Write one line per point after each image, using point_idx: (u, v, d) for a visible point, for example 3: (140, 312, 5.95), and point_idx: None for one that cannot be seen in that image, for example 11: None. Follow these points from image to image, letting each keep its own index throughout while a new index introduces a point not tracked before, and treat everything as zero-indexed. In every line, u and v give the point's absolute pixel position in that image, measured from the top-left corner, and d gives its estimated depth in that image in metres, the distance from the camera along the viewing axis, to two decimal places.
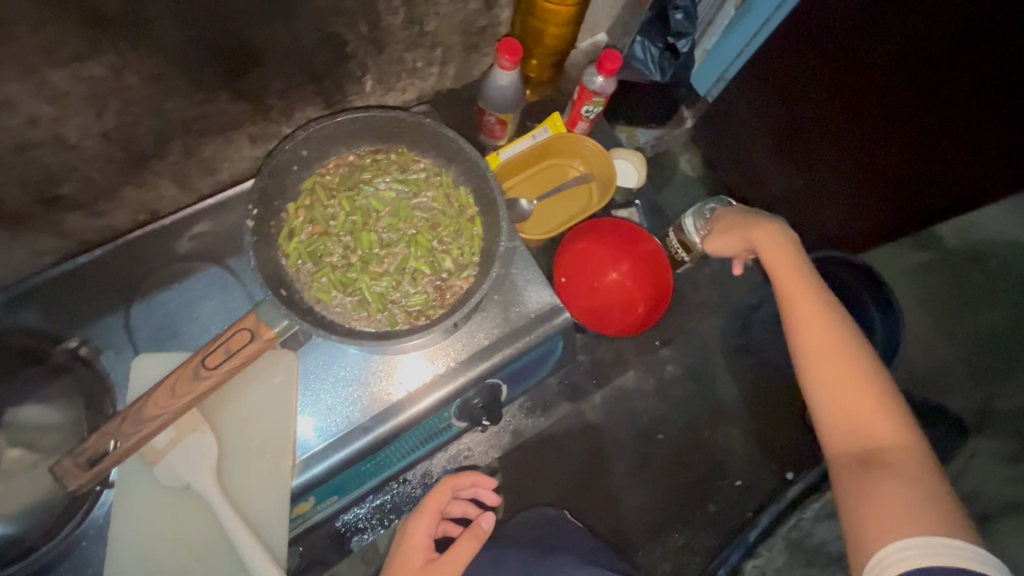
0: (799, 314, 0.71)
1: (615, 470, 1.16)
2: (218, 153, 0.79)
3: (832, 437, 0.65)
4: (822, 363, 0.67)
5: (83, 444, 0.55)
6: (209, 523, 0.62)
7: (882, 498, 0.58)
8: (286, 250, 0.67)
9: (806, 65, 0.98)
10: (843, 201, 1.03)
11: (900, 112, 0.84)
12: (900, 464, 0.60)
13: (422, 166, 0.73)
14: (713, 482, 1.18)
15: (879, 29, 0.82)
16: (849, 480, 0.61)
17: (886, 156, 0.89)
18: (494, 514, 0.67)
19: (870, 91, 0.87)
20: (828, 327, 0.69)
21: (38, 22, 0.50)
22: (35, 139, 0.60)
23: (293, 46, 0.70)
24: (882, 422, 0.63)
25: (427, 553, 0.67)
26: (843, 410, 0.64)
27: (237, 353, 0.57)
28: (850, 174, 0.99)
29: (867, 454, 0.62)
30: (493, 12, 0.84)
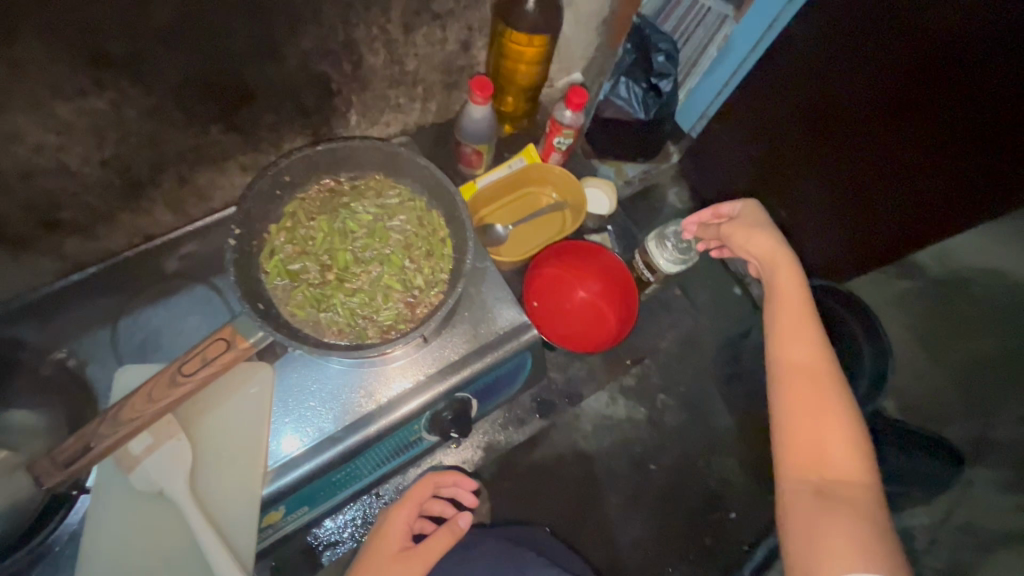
0: (788, 337, 0.73)
1: (609, 502, 1.17)
2: (210, 181, 0.85)
3: (792, 462, 0.66)
4: (800, 389, 0.69)
5: (63, 445, 0.58)
6: (178, 530, 0.63)
7: (827, 530, 0.60)
8: (267, 267, 0.71)
9: (786, 97, 1.03)
10: (828, 228, 1.08)
11: (877, 143, 0.88)
12: (846, 498, 0.62)
13: (397, 192, 0.78)
14: (709, 514, 1.18)
15: (858, 64, 0.86)
16: (799, 506, 0.63)
17: (867, 184, 0.94)
18: (471, 515, 0.72)
19: (848, 125, 0.92)
20: (815, 354, 0.71)
21: (52, 61, 0.56)
22: (40, 167, 0.66)
23: (281, 84, 0.76)
24: (845, 457, 0.64)
25: (402, 540, 0.72)
26: (808, 438, 0.66)
27: (213, 360, 0.61)
28: (832, 202, 1.03)
29: (822, 485, 0.63)
30: (469, 54, 0.92)
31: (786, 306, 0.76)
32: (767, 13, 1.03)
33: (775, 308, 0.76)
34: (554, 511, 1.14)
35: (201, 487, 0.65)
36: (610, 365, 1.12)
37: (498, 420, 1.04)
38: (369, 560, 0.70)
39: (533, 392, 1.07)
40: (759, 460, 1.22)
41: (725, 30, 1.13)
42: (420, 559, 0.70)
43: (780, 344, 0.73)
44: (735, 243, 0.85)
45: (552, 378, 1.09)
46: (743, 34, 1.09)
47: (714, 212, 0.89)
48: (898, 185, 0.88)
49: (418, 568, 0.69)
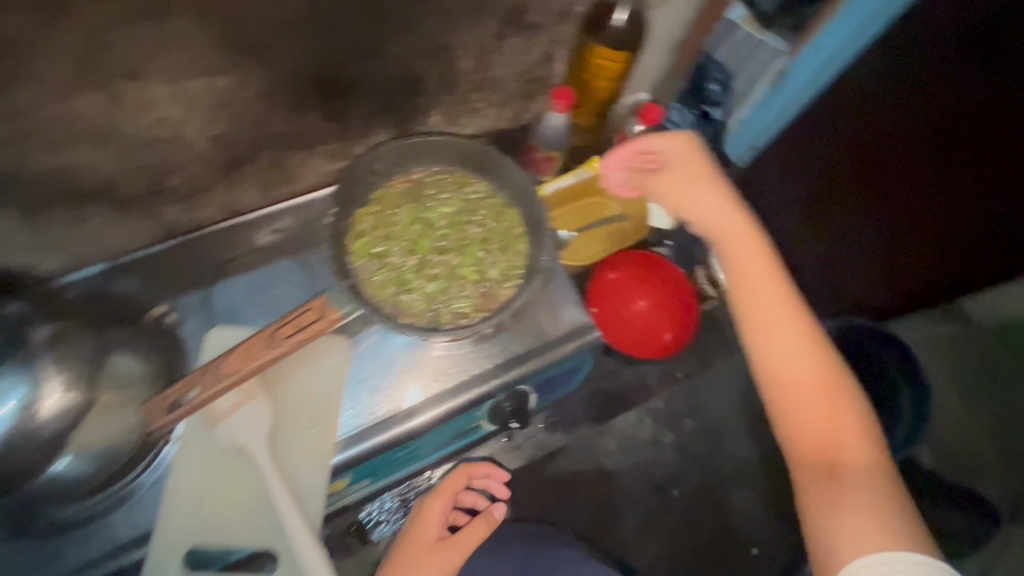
0: (767, 326, 0.67)
1: (627, 523, 1.17)
2: (299, 164, 0.90)
3: (800, 450, 0.64)
4: (797, 371, 0.65)
5: (166, 391, 0.62)
6: (254, 485, 0.67)
7: (848, 512, 0.59)
8: (353, 248, 0.76)
9: (824, 143, 1.09)
10: (863, 277, 1.12)
11: (930, 186, 0.97)
12: (859, 481, 0.61)
13: (478, 188, 0.82)
14: (727, 543, 1.18)
15: (908, 100, 0.96)
16: (814, 492, 0.61)
17: (909, 230, 1.02)
18: (505, 505, 0.74)
19: (895, 171, 1.01)
20: (810, 346, 0.66)
21: (194, 41, 0.61)
22: (160, 136, 0.71)
23: (379, 80, 0.81)
24: (848, 434, 0.63)
25: (437, 530, 0.72)
26: (807, 418, 0.64)
27: (307, 328, 0.65)
28: (870, 251, 1.09)
29: (833, 465, 0.62)
30: (550, 66, 0.96)
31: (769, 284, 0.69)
32: (826, 45, 0.95)
33: (742, 288, 0.69)
34: (577, 520, 1.16)
35: (278, 446, 0.68)
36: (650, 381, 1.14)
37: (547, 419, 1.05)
38: (406, 549, 0.70)
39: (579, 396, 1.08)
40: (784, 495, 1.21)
41: (777, 64, 1.03)
42: (458, 549, 0.70)
43: (762, 328, 0.67)
44: (669, 199, 0.77)
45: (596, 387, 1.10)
46: (797, 66, 1.01)
47: (642, 154, 0.80)
48: (939, 218, 0.97)
49: (455, 557, 0.69)
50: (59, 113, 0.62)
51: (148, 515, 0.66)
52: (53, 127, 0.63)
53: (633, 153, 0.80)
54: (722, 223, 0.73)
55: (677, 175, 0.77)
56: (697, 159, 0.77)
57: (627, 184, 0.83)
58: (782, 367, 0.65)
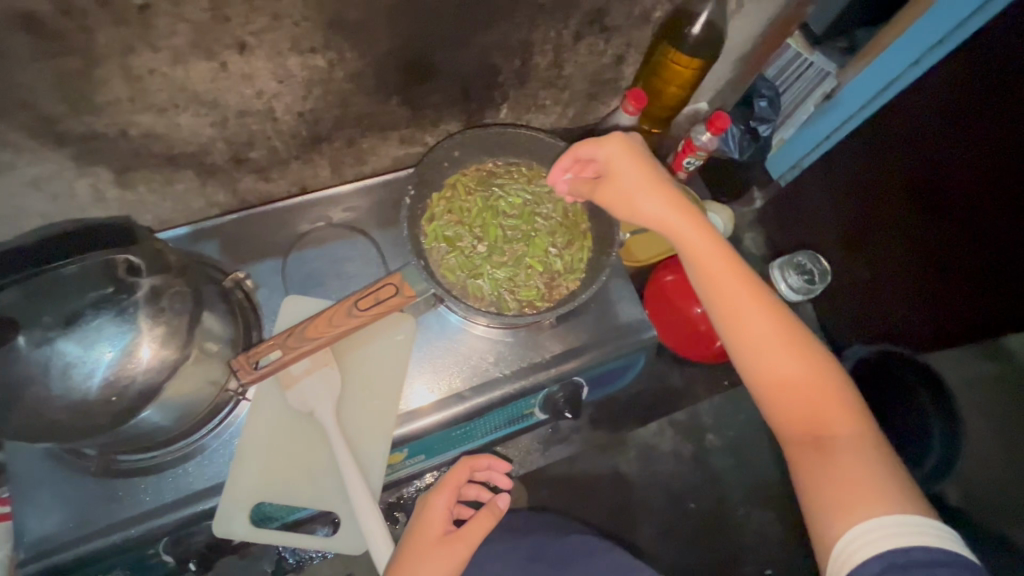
0: (717, 297, 0.64)
1: (642, 529, 1.19)
2: (371, 146, 0.93)
3: (785, 419, 0.61)
4: (749, 338, 0.62)
5: (256, 348, 0.65)
6: (319, 450, 0.69)
7: (838, 479, 0.57)
8: (426, 230, 0.78)
9: (868, 158, 1.06)
10: (900, 302, 1.07)
11: (946, 193, 0.90)
12: (847, 447, 0.59)
13: (548, 181, 0.84)
14: (744, 555, 1.18)
15: (935, 136, 0.90)
16: (807, 462, 0.59)
17: (936, 244, 0.95)
18: (512, 497, 0.70)
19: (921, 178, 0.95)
20: (749, 313, 0.62)
21: (301, 21, 0.65)
22: (253, 109, 0.75)
23: (459, 71, 0.84)
24: (829, 401, 0.60)
25: (444, 525, 0.69)
26: (786, 389, 0.61)
27: (388, 302, 0.67)
28: (904, 269, 1.04)
29: (820, 434, 0.60)
30: (620, 69, 0.98)
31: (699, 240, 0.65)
32: (884, 74, 0.99)
33: (699, 277, 0.65)
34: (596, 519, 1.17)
35: (344, 415, 0.71)
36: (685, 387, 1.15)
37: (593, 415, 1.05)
38: (410, 546, 0.66)
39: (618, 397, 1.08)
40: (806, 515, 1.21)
41: (826, 87, 1.10)
42: (463, 540, 0.67)
43: (720, 304, 0.63)
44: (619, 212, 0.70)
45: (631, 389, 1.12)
46: (848, 95, 1.07)
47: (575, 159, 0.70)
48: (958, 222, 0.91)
49: (462, 550, 0.67)
50: (171, 78, 0.66)
51: (221, 467, 0.69)
52: (163, 90, 0.67)
53: (570, 162, 0.71)
54: (702, 228, 0.65)
55: (626, 175, 0.68)
56: (637, 160, 0.68)
57: (579, 199, 0.74)
58: (758, 348, 0.62)
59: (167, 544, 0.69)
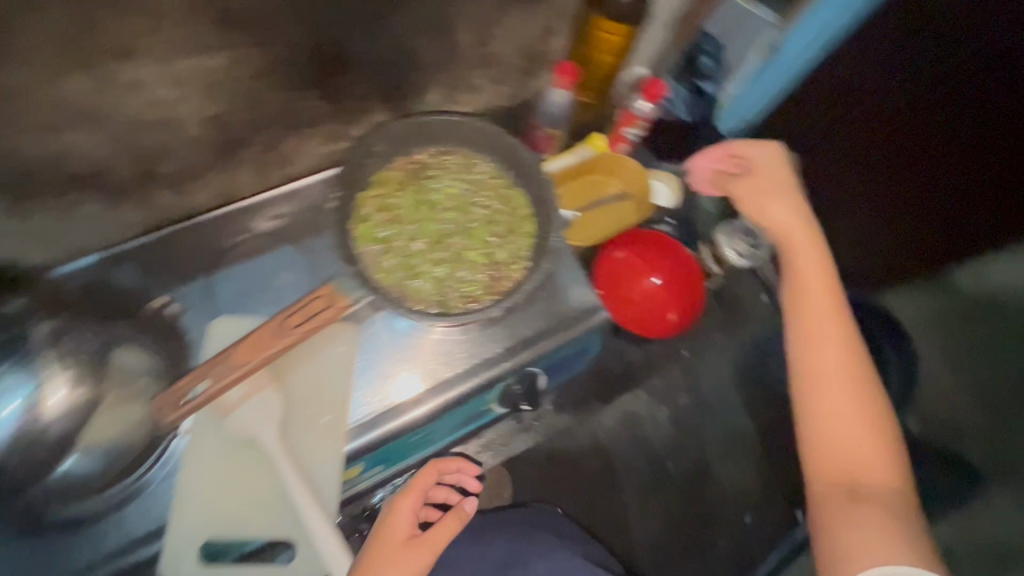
0: (810, 344, 0.73)
1: (626, 495, 1.19)
2: (295, 147, 0.85)
3: (816, 461, 0.69)
4: (824, 388, 0.70)
5: (177, 385, 0.61)
6: (268, 477, 0.66)
7: (864, 523, 0.64)
8: (358, 233, 0.74)
9: (819, 116, 1.01)
10: (856, 256, 1.06)
11: (936, 147, 0.82)
12: (876, 496, 0.65)
13: (483, 168, 0.80)
14: (725, 513, 1.20)
15: (920, 90, 0.81)
16: (832, 503, 0.66)
17: (897, 198, 0.93)
18: (480, 499, 0.70)
19: (906, 128, 0.86)
20: (829, 358, 0.72)
21: (184, 15, 0.58)
22: (150, 118, 0.68)
23: (376, 58, 0.78)
24: (872, 450, 0.67)
25: (409, 530, 0.66)
26: (842, 436, 0.68)
27: (316, 316, 0.64)
28: (859, 222, 1.02)
29: (854, 481, 0.66)
30: (550, 40, 0.93)
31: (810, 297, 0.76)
32: (814, 23, 0.92)
33: (797, 319, 0.76)
34: (577, 496, 1.18)
35: (290, 438, 0.68)
36: None
37: None
38: (374, 551, 0.64)
39: None
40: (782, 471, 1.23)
41: (768, 38, 1.02)
42: (430, 546, 0.65)
43: (812, 358, 0.73)
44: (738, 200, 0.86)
45: None
46: (772, 63, 1.03)
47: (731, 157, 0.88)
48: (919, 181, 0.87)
49: (428, 556, 0.64)
50: (44, 98, 0.58)
51: (160, 510, 0.65)
52: (37, 113, 0.59)
53: (724, 156, 0.88)
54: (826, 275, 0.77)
55: (774, 175, 0.84)
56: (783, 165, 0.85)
57: (716, 187, 0.91)
58: (828, 391, 0.70)
59: None
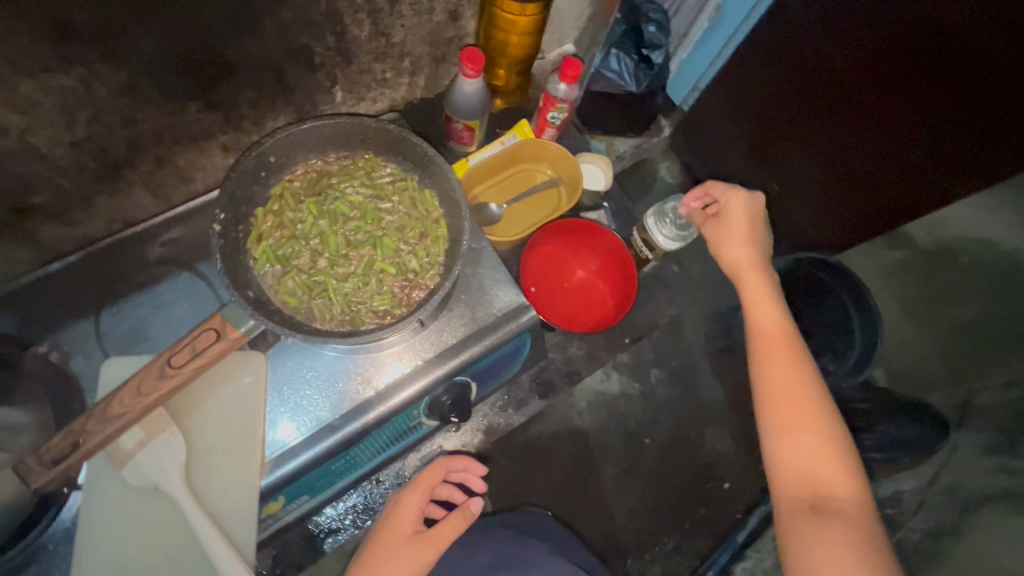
0: (768, 361, 0.71)
1: (605, 474, 1.19)
2: (191, 162, 0.79)
3: (782, 479, 0.65)
4: (780, 404, 0.67)
5: (48, 443, 0.57)
6: (176, 526, 0.63)
7: (825, 542, 0.59)
8: (255, 253, 0.69)
9: (778, 69, 1.00)
10: (813, 212, 1.08)
11: (886, 108, 0.82)
12: (842, 512, 0.61)
13: (388, 171, 0.76)
14: (702, 484, 1.21)
15: (877, 50, 0.80)
16: (795, 522, 0.61)
17: (850, 161, 0.93)
18: (482, 499, 0.68)
19: (857, 87, 0.85)
20: (793, 374, 0.69)
21: (13, 35, 0.51)
22: (5, 148, 0.60)
23: (263, 63, 0.72)
24: (836, 470, 0.63)
25: (415, 525, 0.70)
26: (805, 454, 0.64)
27: (202, 352, 0.60)
28: (815, 180, 1.03)
29: (817, 500, 0.62)
30: (459, 24, 0.87)
31: (760, 310, 0.76)
32: None
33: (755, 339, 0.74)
34: (550, 485, 1.17)
35: (196, 481, 0.64)
36: (606, 343, 1.11)
37: (497, 403, 1.02)
38: (381, 544, 0.69)
39: (533, 372, 1.04)
40: (748, 438, 1.24)
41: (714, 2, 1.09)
42: (433, 542, 0.67)
43: (771, 377, 0.70)
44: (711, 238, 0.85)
45: (552, 359, 1.06)
46: (718, 26, 1.12)
47: (700, 197, 0.88)
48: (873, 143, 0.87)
49: (431, 552, 0.67)
50: None
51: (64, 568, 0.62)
52: None
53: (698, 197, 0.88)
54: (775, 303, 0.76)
55: (734, 211, 0.83)
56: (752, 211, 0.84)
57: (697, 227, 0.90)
58: (789, 410, 0.67)
59: None
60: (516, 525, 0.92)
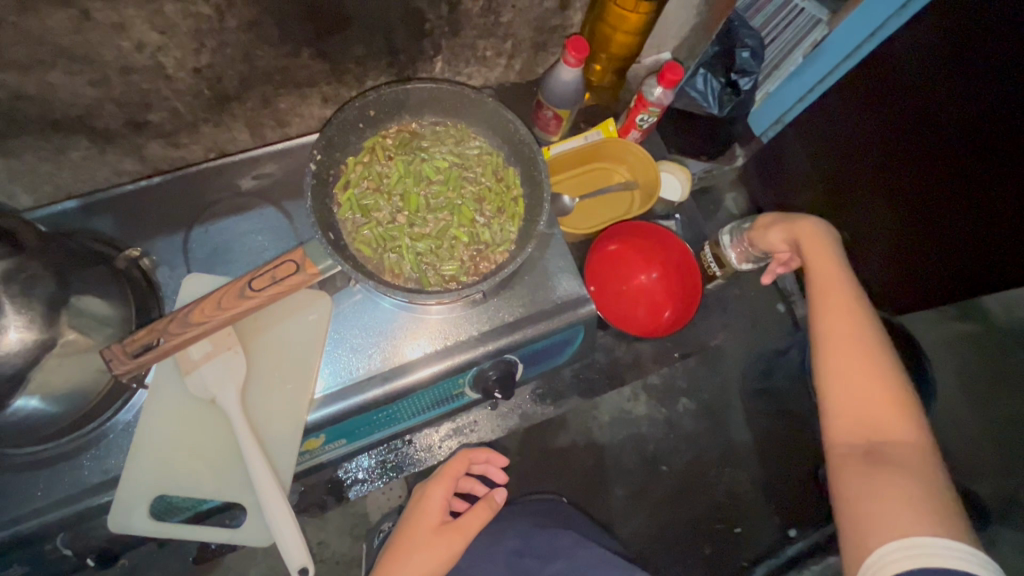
0: (826, 310, 0.72)
1: (615, 493, 1.19)
2: (292, 107, 0.82)
3: (837, 427, 0.66)
4: (839, 356, 0.68)
5: (133, 335, 0.61)
6: (226, 438, 0.66)
7: (881, 489, 0.60)
8: (339, 200, 0.71)
9: (850, 130, 1.02)
10: (874, 273, 1.07)
11: (953, 175, 0.83)
12: (899, 458, 0.62)
13: (477, 144, 0.77)
14: (715, 522, 1.19)
15: (947, 124, 0.81)
16: (846, 467, 0.63)
17: (912, 223, 0.94)
18: (507, 491, 0.72)
19: (918, 151, 0.88)
20: (852, 324, 0.70)
21: None
22: (138, 64, 0.64)
23: (378, 20, 0.74)
24: (891, 415, 0.64)
25: (442, 515, 0.72)
26: (862, 404, 0.66)
27: (282, 280, 0.63)
28: (876, 241, 1.03)
29: (872, 447, 0.63)
30: (566, 14, 0.88)
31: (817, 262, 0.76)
32: (871, 22, 0.94)
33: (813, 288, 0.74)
34: (563, 488, 1.18)
35: (248, 399, 0.67)
36: (650, 356, 1.09)
37: (535, 391, 1.00)
38: (410, 531, 0.70)
39: (575, 368, 1.03)
40: (770, 483, 1.22)
41: (815, 37, 1.06)
42: (461, 531, 0.69)
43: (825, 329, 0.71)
44: (766, 239, 0.85)
45: (595, 360, 1.05)
46: (814, 61, 1.07)
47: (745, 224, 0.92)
48: (933, 208, 0.89)
49: (459, 541, 0.69)
50: (23, 30, 0.56)
51: (117, 460, 0.65)
52: (19, 43, 0.56)
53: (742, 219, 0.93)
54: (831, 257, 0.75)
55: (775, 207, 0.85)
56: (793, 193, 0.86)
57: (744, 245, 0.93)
58: (844, 360, 0.68)
59: (63, 540, 0.66)
60: (542, 512, 0.93)
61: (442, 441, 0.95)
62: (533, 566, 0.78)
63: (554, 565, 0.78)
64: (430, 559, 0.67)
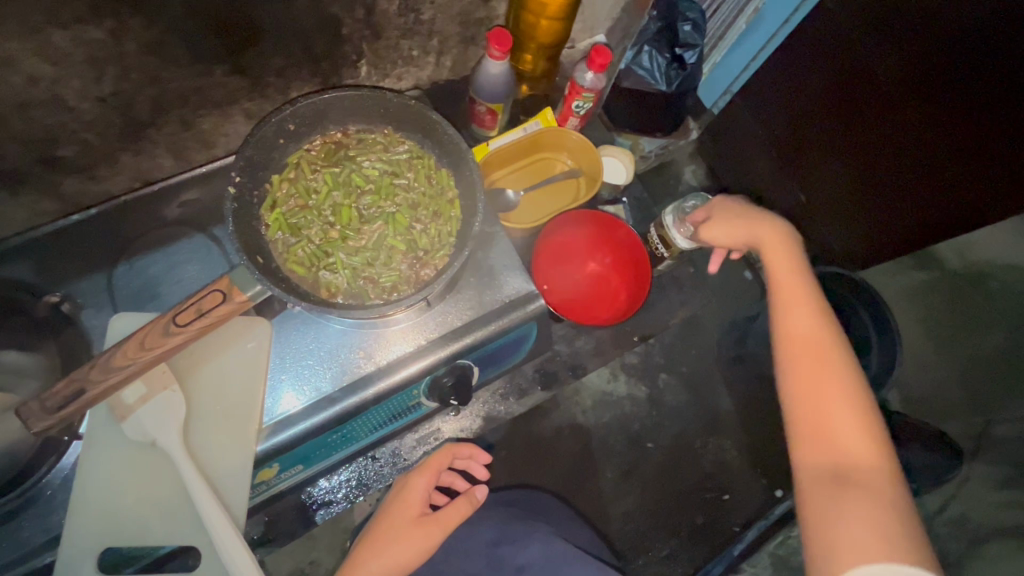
0: (791, 326, 0.68)
1: (604, 476, 1.20)
2: (215, 127, 0.79)
3: (803, 448, 0.63)
4: (806, 376, 0.65)
5: (53, 388, 0.58)
6: (171, 479, 0.63)
7: (849, 516, 0.57)
8: (267, 220, 0.69)
9: (801, 87, 1.01)
10: (833, 230, 1.08)
11: (910, 133, 0.82)
12: (867, 483, 0.59)
13: (406, 148, 0.75)
14: (704, 493, 1.20)
15: (901, 76, 0.80)
16: (817, 492, 0.59)
17: (870, 180, 0.94)
18: (486, 488, 0.71)
19: (876, 107, 0.87)
20: (815, 340, 0.67)
21: None
22: (36, 98, 0.60)
23: (291, 31, 0.71)
24: (858, 439, 0.61)
25: (422, 507, 0.70)
26: (830, 431, 0.62)
27: (209, 312, 0.60)
28: (834, 197, 1.04)
29: (840, 471, 0.60)
30: (490, 6, 0.87)
31: (781, 276, 0.72)
32: None
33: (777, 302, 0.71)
34: (550, 478, 1.18)
35: (192, 438, 0.65)
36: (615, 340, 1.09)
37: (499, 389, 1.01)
38: (389, 524, 0.68)
39: (537, 362, 1.03)
40: (751, 448, 1.23)
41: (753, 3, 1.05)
42: (440, 523, 0.68)
43: (790, 346, 0.67)
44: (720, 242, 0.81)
45: (557, 350, 1.05)
46: (754, 29, 1.08)
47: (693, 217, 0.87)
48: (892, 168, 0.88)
49: (437, 533, 0.67)
50: None
51: (59, 517, 0.63)
52: None
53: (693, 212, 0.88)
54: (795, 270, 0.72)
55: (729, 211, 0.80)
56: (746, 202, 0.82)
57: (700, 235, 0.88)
58: (810, 379, 0.64)
59: None
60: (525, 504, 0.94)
61: (409, 452, 0.95)
62: (510, 553, 0.78)
63: (534, 551, 0.77)
64: (410, 551, 0.65)
